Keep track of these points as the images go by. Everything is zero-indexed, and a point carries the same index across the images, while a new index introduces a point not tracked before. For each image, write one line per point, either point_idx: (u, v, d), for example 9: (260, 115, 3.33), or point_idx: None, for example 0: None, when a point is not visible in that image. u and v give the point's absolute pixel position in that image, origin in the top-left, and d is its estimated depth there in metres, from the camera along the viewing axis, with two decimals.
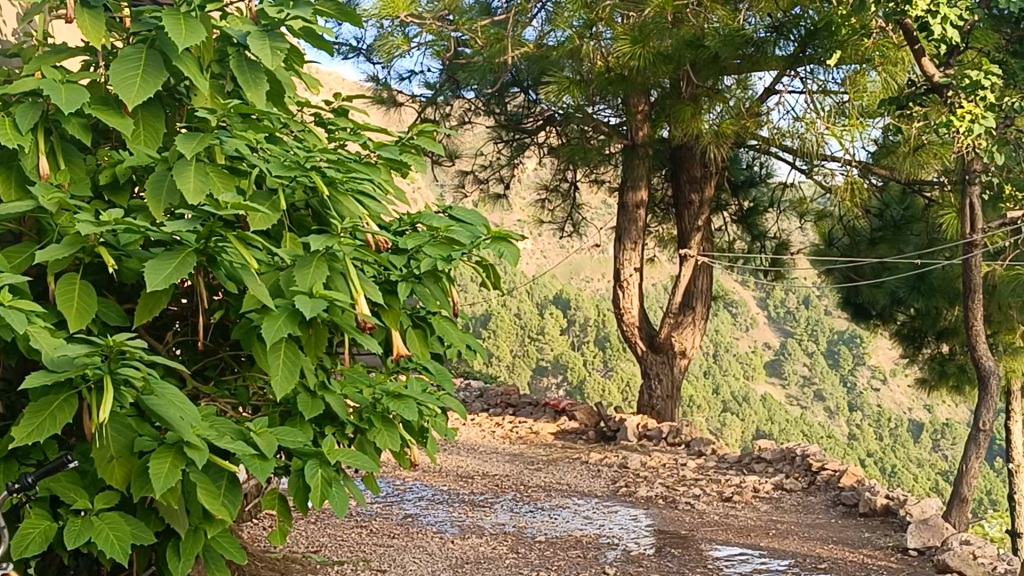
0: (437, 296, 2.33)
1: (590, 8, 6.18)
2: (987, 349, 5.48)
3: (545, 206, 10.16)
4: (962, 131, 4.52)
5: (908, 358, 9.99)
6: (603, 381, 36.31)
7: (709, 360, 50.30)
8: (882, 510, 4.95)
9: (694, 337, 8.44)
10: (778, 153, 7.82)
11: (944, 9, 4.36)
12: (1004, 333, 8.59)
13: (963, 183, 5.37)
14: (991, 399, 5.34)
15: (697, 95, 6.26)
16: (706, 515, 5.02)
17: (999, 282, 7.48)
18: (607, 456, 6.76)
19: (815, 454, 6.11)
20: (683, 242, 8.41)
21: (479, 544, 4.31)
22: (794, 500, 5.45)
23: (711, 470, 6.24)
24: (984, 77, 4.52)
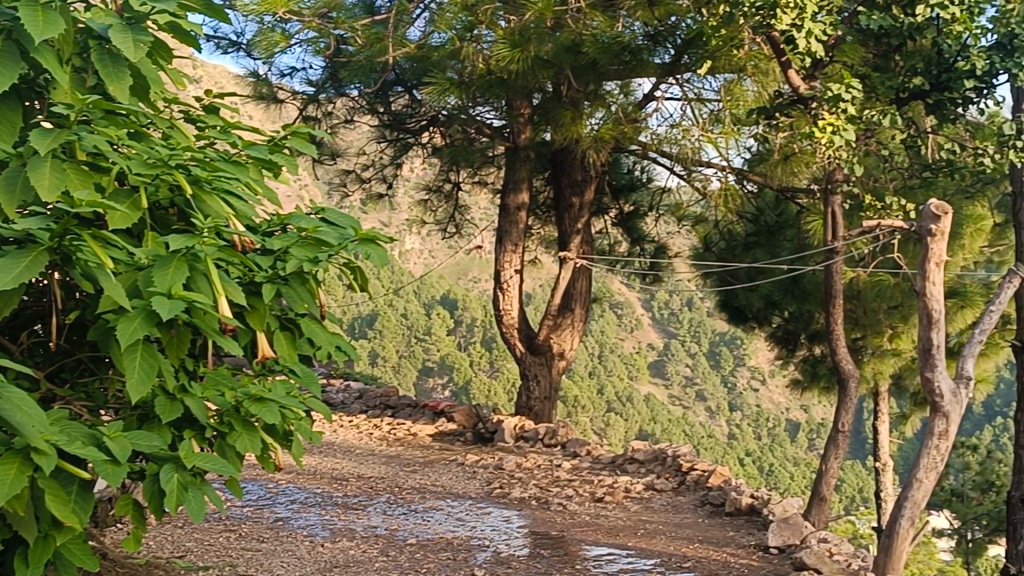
0: (305, 300, 2.28)
1: (472, 10, 6.16)
2: (848, 354, 5.66)
3: (427, 207, 10.12)
4: (824, 142, 4.65)
5: (781, 359, 10.27)
6: (490, 381, 36.41)
7: (594, 361, 50.87)
8: (746, 509, 5.08)
9: (573, 338, 8.54)
10: (658, 158, 7.94)
11: (809, 23, 4.47)
12: (872, 337, 8.89)
13: (826, 191, 5.58)
14: (849, 400, 5.54)
15: (577, 100, 6.31)
16: (577, 517, 5.08)
17: (865, 288, 7.74)
18: (483, 457, 6.78)
19: (686, 455, 6.24)
20: (563, 245, 8.48)
21: (348, 548, 4.27)
22: (663, 501, 5.55)
23: (584, 471, 6.31)
24: (844, 91, 4.66)
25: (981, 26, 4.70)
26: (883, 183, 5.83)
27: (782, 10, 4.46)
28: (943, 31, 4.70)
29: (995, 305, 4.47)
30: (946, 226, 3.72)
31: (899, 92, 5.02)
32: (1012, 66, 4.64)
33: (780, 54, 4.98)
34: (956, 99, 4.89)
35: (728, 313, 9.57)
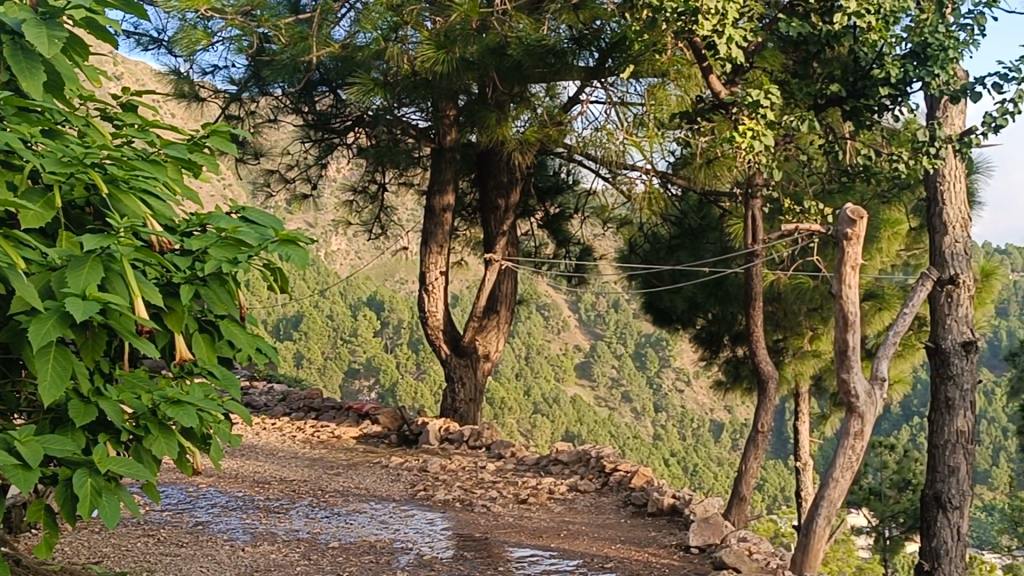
0: (224, 301, 2.24)
1: (396, 11, 6.14)
2: (768, 355, 5.75)
3: (352, 207, 10.05)
4: (744, 146, 4.71)
5: (705, 360, 10.39)
6: (416, 383, 36.32)
7: (521, 363, 51.02)
8: (668, 509, 5.13)
9: (498, 340, 8.56)
10: (583, 160, 7.97)
11: (730, 30, 4.53)
12: (793, 339, 9.04)
13: (746, 195, 5.68)
14: (769, 400, 5.66)
15: (502, 102, 6.32)
16: (500, 518, 5.08)
17: (785, 290, 7.87)
18: (408, 460, 6.75)
19: (609, 456, 6.29)
20: (489, 247, 8.49)
21: (269, 552, 4.23)
22: (587, 501, 5.58)
23: (508, 473, 6.32)
24: (763, 96, 4.73)
25: (897, 35, 4.79)
26: (804, 186, 5.95)
27: (704, 16, 4.49)
28: (859, 38, 4.79)
29: (909, 308, 4.56)
30: (861, 229, 3.80)
31: (817, 98, 5.14)
32: (926, 73, 4.71)
33: (702, 60, 5.07)
34: (872, 106, 4.97)
35: (653, 315, 9.64)
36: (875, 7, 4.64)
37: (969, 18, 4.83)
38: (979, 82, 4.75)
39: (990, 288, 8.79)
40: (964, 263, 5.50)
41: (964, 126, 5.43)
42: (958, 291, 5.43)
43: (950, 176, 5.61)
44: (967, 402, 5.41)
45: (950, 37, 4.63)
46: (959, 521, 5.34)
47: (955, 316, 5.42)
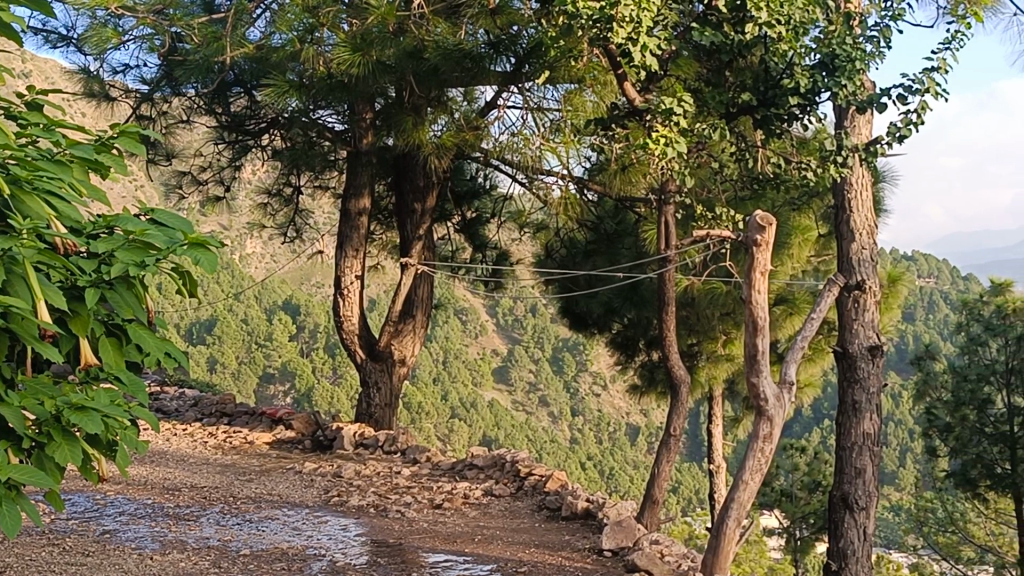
0: (131, 304, 2.19)
1: (312, 12, 6.02)
2: (681, 359, 5.82)
3: (266, 211, 9.92)
4: (657, 153, 4.76)
5: (621, 364, 10.48)
6: (333, 388, 36.05)
7: (438, 367, 50.96)
8: (582, 512, 5.16)
9: (414, 344, 8.54)
10: (500, 165, 7.97)
11: (644, 38, 4.57)
12: (707, 343, 9.17)
13: (660, 201, 5.75)
14: (682, 404, 5.76)
15: (419, 106, 6.30)
16: (415, 524, 5.06)
17: (699, 295, 7.98)
18: (321, 465, 6.69)
19: (524, 460, 6.31)
20: (405, 251, 8.43)
21: (179, 561, 4.15)
22: (501, 506, 5.59)
23: (423, 478, 6.30)
24: (676, 104, 4.78)
25: (806, 46, 4.89)
26: (717, 193, 6.05)
27: (618, 23, 4.50)
28: (770, 48, 4.88)
29: (817, 312, 4.64)
30: (770, 236, 3.87)
31: (729, 107, 5.23)
32: (833, 83, 4.82)
33: (618, 67, 5.13)
34: (783, 114, 5.11)
35: (570, 320, 9.65)
36: (785, 17, 4.73)
37: (874, 30, 4.94)
38: (884, 93, 4.86)
39: (896, 293, 9.01)
40: (870, 269, 5.64)
41: (870, 135, 5.57)
42: (864, 297, 5.56)
43: (857, 184, 5.75)
44: (873, 405, 5.52)
45: (857, 48, 4.79)
46: (866, 522, 5.46)
47: (862, 321, 5.53)
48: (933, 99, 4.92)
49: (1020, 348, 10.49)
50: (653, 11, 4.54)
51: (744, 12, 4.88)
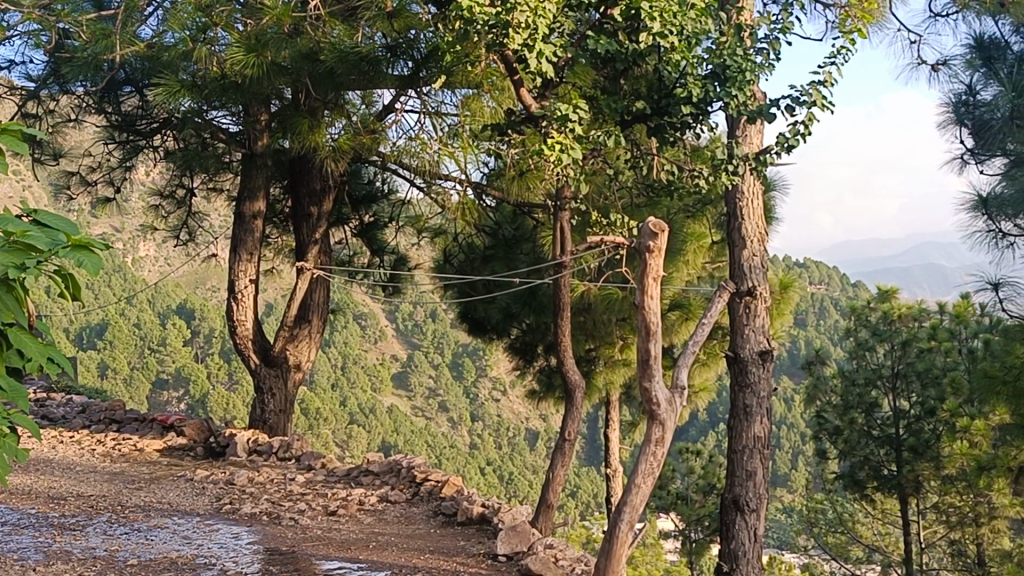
0: (8, 308, 2.10)
1: (206, 11, 5.92)
2: (576, 364, 5.87)
3: (158, 213, 9.72)
4: (552, 159, 4.78)
5: (519, 368, 10.52)
6: (229, 393, 35.50)
7: (337, 373, 50.54)
8: (477, 518, 5.17)
9: (309, 350, 8.45)
10: (397, 169, 7.93)
11: (540, 44, 4.59)
12: (604, 348, 9.26)
13: (556, 206, 5.81)
14: (576, 409, 5.81)
15: (315, 108, 6.22)
16: (308, 531, 5.00)
17: (595, 301, 8.06)
18: (213, 473, 6.58)
19: (420, 465, 6.29)
20: (301, 255, 8.34)
21: (63, 572, 4.02)
22: (397, 511, 5.56)
23: (318, 484, 6.24)
24: (572, 110, 4.82)
25: (699, 56, 4.97)
26: (612, 199, 6.13)
27: (514, 29, 4.50)
28: (663, 58, 4.93)
29: (707, 318, 4.72)
30: (662, 242, 3.93)
31: (624, 115, 5.30)
32: (724, 93, 4.95)
33: (514, 73, 5.16)
34: (676, 123, 5.22)
35: (468, 325, 9.65)
36: (678, 27, 4.80)
37: (764, 42, 5.05)
38: (772, 104, 4.98)
39: (787, 300, 9.19)
40: (761, 275, 5.79)
41: (761, 144, 5.79)
42: (755, 302, 5.69)
43: (749, 193, 5.87)
44: (764, 408, 5.63)
45: (747, 59, 4.92)
46: (756, 523, 5.56)
47: (753, 325, 5.66)
48: (820, 110, 5.04)
49: (905, 354, 10.80)
50: (549, 18, 4.55)
51: (638, 22, 4.89)
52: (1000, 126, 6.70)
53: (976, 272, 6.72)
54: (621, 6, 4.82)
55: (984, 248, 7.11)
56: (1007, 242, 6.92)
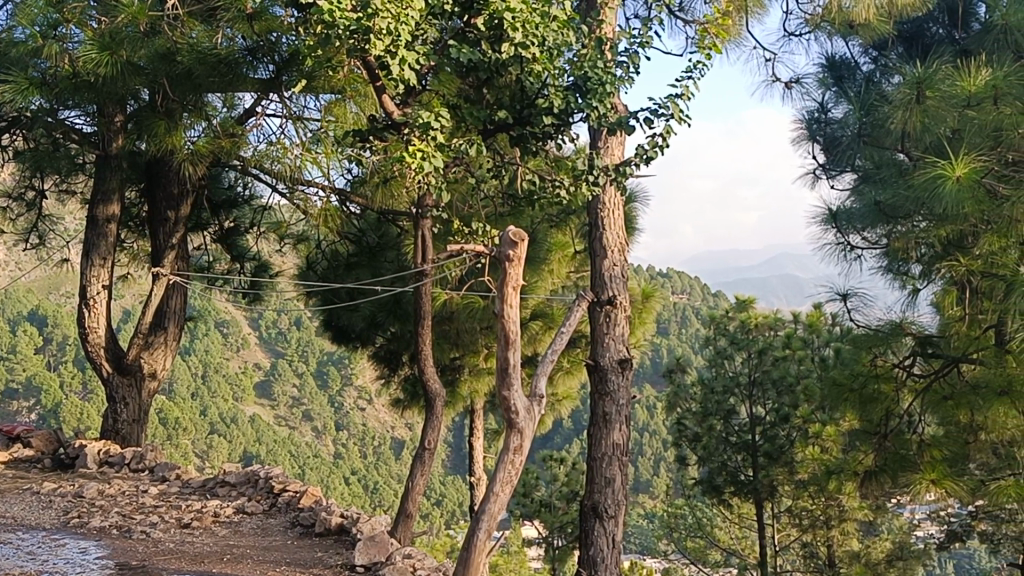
0: None
1: (57, 7, 5.69)
2: (436, 372, 5.87)
3: (6, 215, 9.33)
4: (414, 167, 4.75)
5: (383, 377, 10.46)
6: (83, 403, 34.34)
7: (197, 382, 49.36)
8: (336, 528, 5.12)
9: (165, 358, 8.25)
10: (259, 174, 7.75)
11: (403, 51, 4.58)
12: (469, 357, 9.28)
13: (417, 214, 5.79)
14: (437, 419, 5.81)
15: (173, 110, 6.03)
16: (160, 544, 4.86)
17: (458, 310, 8.07)
18: (62, 486, 6.34)
19: (277, 476, 6.21)
20: (158, 260, 8.11)
21: None
22: (253, 523, 5.47)
23: (171, 496, 6.08)
24: (434, 119, 4.81)
25: (561, 67, 5.06)
26: (476, 208, 6.15)
27: (376, 35, 4.44)
28: (525, 68, 4.99)
29: (566, 327, 4.76)
30: (522, 251, 3.96)
31: (486, 124, 5.32)
32: (585, 104, 5.06)
33: (376, 78, 5.11)
34: (537, 133, 5.32)
35: (331, 333, 9.54)
36: (539, 39, 4.87)
37: (625, 56, 5.15)
38: (631, 116, 5.08)
39: (649, 309, 9.34)
40: (620, 285, 5.92)
41: (622, 156, 5.93)
42: (615, 311, 5.80)
43: (609, 204, 6.00)
44: (623, 416, 5.71)
45: (607, 73, 5.05)
46: (614, 529, 5.61)
47: (612, 334, 5.75)
48: (677, 123, 5.16)
49: (761, 361, 11.09)
50: (411, 26, 4.53)
51: (501, 32, 4.92)
52: (849, 142, 6.88)
53: (826, 283, 6.96)
54: (484, 15, 4.85)
55: (833, 260, 7.36)
56: (854, 254, 7.20)
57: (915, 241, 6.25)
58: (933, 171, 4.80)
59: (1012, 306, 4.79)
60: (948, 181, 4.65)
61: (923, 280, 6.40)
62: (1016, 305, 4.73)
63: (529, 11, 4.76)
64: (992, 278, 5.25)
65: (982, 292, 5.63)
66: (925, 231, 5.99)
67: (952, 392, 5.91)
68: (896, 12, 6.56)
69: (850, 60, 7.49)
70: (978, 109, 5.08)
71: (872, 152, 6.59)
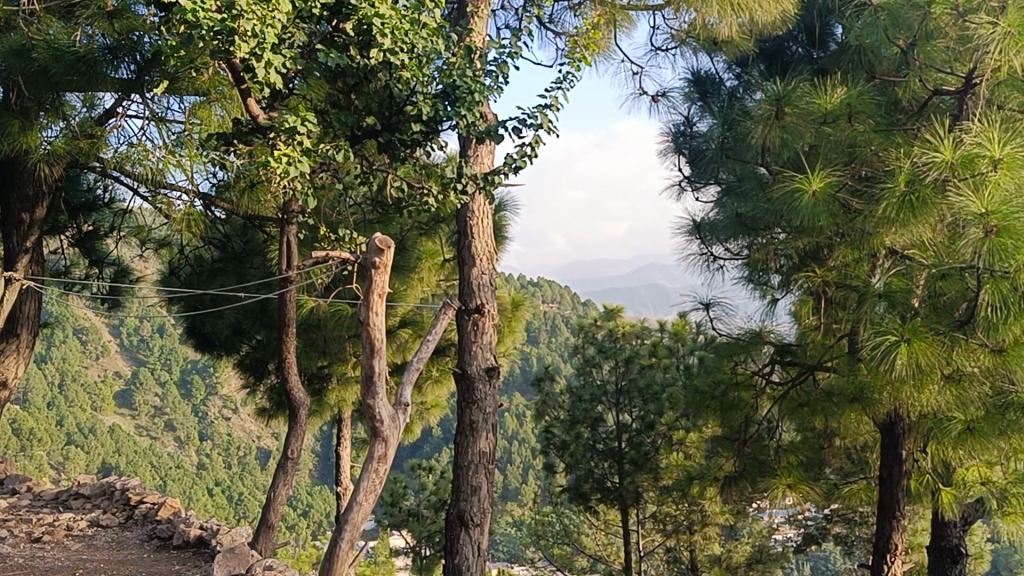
0: None
1: None
2: (300, 380, 5.77)
3: None
4: (279, 172, 4.66)
5: (249, 385, 10.27)
6: None
7: (53, 391, 47.57)
8: (195, 541, 5.01)
9: (17, 366, 7.93)
10: (121, 178, 7.34)
11: (269, 54, 4.50)
12: (337, 365, 9.19)
13: (283, 220, 5.79)
14: (301, 429, 5.73)
15: (28, 108, 5.67)
16: (8, 560, 4.67)
17: (326, 317, 7.97)
18: None
19: (134, 487, 6.05)
20: (10, 264, 7.78)
21: None
22: (108, 537, 5.31)
23: (22, 509, 5.85)
24: (300, 123, 4.73)
25: (430, 75, 5.07)
26: (343, 214, 6.09)
27: (240, 37, 4.34)
28: (394, 74, 4.99)
29: (432, 334, 4.75)
30: (389, 259, 3.93)
31: (354, 130, 5.27)
32: (454, 113, 5.08)
33: (241, 81, 5.01)
34: (405, 140, 5.33)
35: (194, 341, 9.31)
36: (408, 45, 4.86)
37: (494, 65, 5.17)
38: (500, 126, 5.10)
39: (518, 317, 9.40)
40: (488, 294, 5.93)
41: (491, 165, 5.95)
42: (482, 319, 5.80)
43: (477, 212, 6.02)
44: (489, 424, 5.72)
45: (476, 82, 5.07)
46: (480, 537, 5.60)
47: (480, 342, 5.76)
48: (546, 134, 5.21)
49: (628, 370, 11.28)
50: (277, 29, 4.46)
51: (369, 38, 4.88)
52: (713, 156, 7.03)
53: (690, 292, 6.96)
54: (354, 21, 4.79)
55: None
56: (717, 264, 7.02)
57: (775, 253, 6.43)
58: (791, 185, 4.94)
59: (863, 314, 4.97)
60: (805, 195, 4.79)
61: (780, 292, 6.44)
62: (867, 314, 4.92)
63: (398, 17, 4.73)
64: (845, 289, 5.44)
65: (835, 302, 5.82)
66: (784, 243, 6.18)
67: (807, 399, 6.11)
68: (757, 30, 6.77)
69: (715, 76, 7.66)
70: (832, 125, 5.33)
71: (734, 165, 6.72)
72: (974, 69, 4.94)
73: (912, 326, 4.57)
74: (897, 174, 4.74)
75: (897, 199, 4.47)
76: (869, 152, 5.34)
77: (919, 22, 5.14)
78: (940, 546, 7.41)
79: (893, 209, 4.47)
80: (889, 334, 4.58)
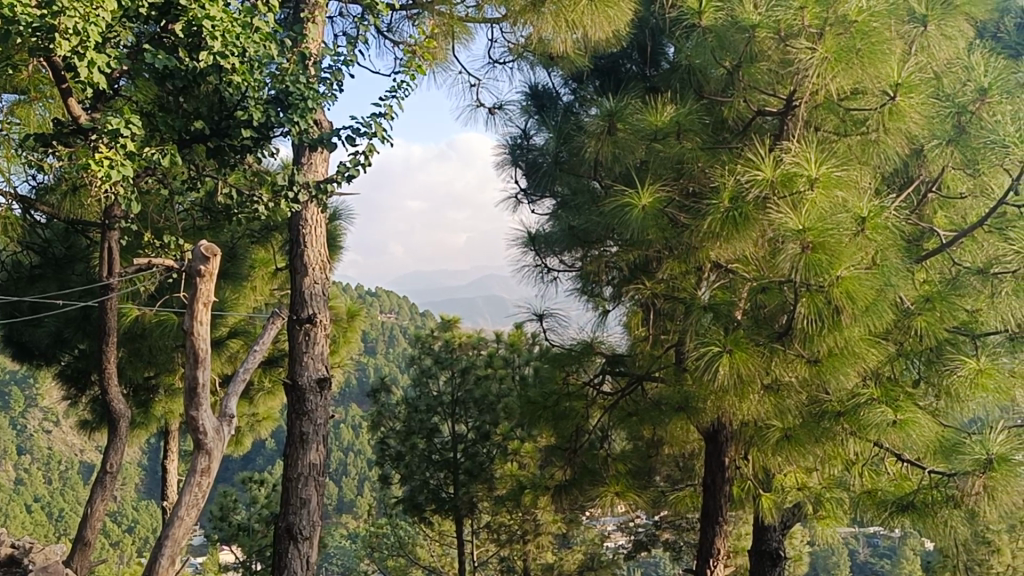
0: None
1: None
2: (120, 391, 5.58)
3: None
4: (100, 175, 4.50)
5: (70, 397, 9.86)
6: None
7: None
8: (5, 560, 4.80)
9: None
10: None
11: (92, 53, 4.34)
12: (165, 376, 8.92)
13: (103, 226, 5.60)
14: (121, 442, 5.54)
15: None
16: None
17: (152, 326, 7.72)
18: None
19: None
20: None
21: None
22: None
23: None
24: (125, 126, 4.58)
25: (261, 80, 4.97)
26: (169, 221, 5.93)
27: (61, 34, 4.18)
28: (224, 78, 4.87)
29: (260, 345, 4.64)
30: (215, 267, 3.82)
31: (182, 134, 5.13)
32: (286, 120, 5.05)
33: (61, 80, 4.81)
34: (235, 145, 5.25)
35: (11, 350, 8.88)
36: (239, 49, 4.74)
37: (328, 72, 5.13)
38: (334, 133, 5.07)
39: (353, 327, 9.31)
40: (320, 303, 5.87)
41: (325, 172, 5.89)
42: (314, 329, 5.74)
43: (311, 221, 5.96)
44: (319, 435, 5.63)
45: (309, 88, 5.04)
46: (309, 551, 5.47)
47: (312, 352, 5.70)
48: (379, 143, 5.19)
49: (464, 381, 11.33)
50: (101, 28, 4.30)
51: (199, 40, 4.78)
52: (547, 169, 7.12)
53: (524, 302, 6.99)
54: (183, 22, 4.68)
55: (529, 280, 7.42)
56: (551, 276, 7.05)
57: (607, 265, 6.57)
58: (622, 200, 5.04)
59: (690, 326, 5.12)
60: (634, 209, 4.90)
61: (611, 302, 6.67)
62: (694, 325, 5.07)
63: (230, 20, 4.62)
64: (672, 301, 5.60)
65: (664, 314, 5.93)
66: (615, 256, 6.30)
67: (637, 407, 6.35)
68: (590, 47, 6.89)
69: (552, 90, 7.81)
70: (663, 142, 5.43)
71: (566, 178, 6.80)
72: (795, 92, 5.10)
73: (734, 337, 4.73)
74: (721, 191, 4.90)
75: (721, 214, 4.60)
76: (696, 168, 5.52)
77: (743, 44, 5.08)
78: (761, 550, 7.68)
79: (718, 224, 4.61)
80: (712, 345, 4.73)
